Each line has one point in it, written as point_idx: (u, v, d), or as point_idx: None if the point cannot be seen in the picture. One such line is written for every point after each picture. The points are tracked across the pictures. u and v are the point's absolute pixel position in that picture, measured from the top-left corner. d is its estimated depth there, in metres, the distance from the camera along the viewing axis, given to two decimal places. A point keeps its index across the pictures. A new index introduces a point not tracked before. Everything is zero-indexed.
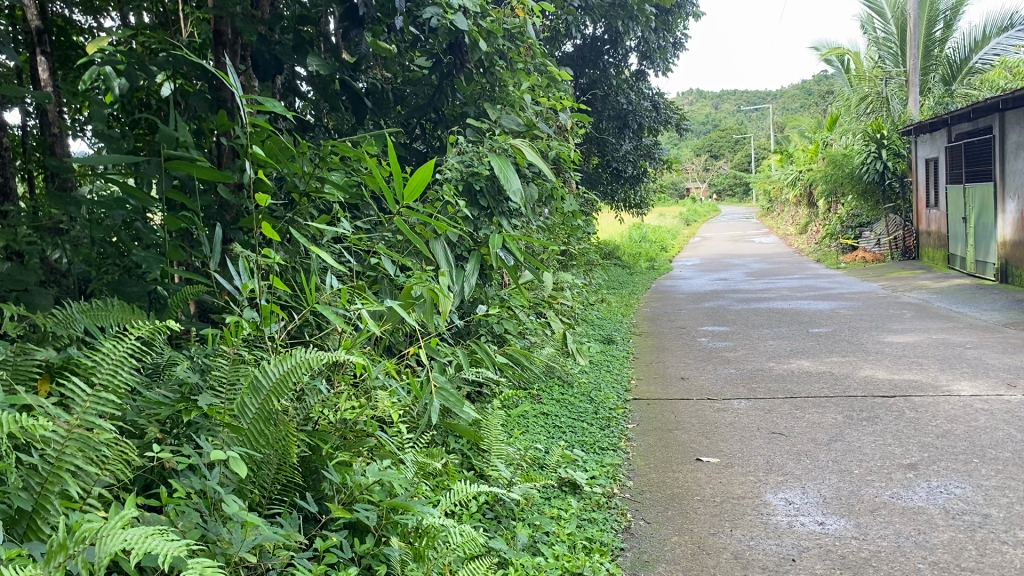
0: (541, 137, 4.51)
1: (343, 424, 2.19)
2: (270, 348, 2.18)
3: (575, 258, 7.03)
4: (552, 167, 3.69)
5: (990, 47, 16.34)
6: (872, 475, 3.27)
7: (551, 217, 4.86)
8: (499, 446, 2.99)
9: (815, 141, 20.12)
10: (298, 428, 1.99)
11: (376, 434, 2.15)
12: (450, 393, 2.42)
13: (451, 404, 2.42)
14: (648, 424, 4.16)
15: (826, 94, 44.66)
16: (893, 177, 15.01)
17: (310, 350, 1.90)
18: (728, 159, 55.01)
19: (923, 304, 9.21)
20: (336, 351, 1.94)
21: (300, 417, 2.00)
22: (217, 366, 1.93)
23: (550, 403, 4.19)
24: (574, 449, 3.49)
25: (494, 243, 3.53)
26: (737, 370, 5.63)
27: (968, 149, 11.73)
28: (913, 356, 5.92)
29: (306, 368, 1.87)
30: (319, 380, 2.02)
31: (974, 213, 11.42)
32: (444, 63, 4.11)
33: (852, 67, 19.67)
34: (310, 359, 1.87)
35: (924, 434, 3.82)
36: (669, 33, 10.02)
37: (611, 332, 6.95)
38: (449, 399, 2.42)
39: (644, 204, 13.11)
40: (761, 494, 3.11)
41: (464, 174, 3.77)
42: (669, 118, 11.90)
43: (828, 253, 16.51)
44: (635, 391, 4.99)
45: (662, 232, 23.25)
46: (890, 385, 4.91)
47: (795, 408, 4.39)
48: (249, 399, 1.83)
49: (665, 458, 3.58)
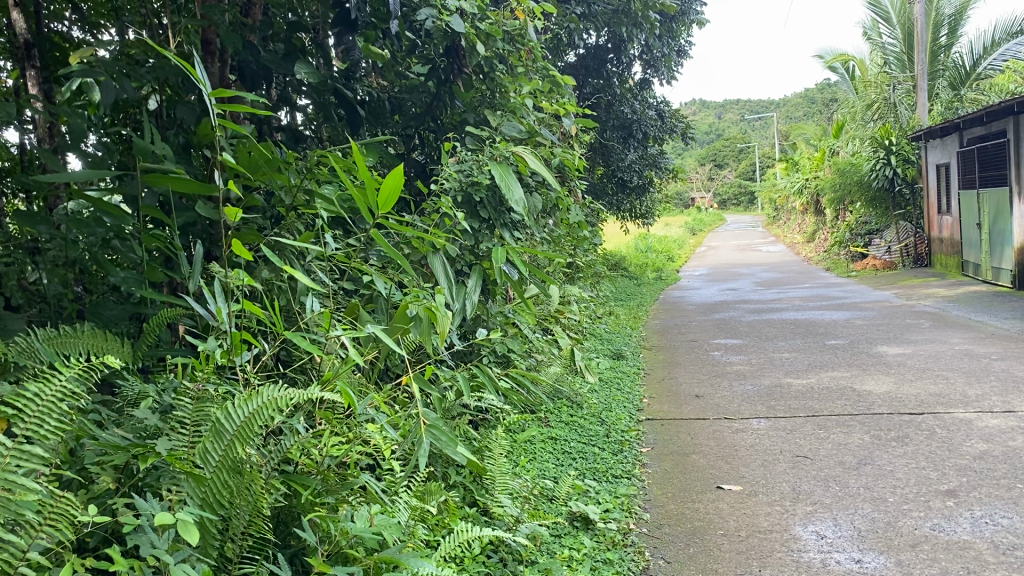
0: (546, 145, 4.28)
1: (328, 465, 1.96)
2: (241, 381, 1.96)
3: (581, 270, 6.79)
4: (558, 177, 3.44)
5: (999, 53, 16.10)
6: (909, 504, 3.02)
7: (556, 229, 4.63)
8: (504, 481, 2.78)
9: (821, 149, 19.90)
10: (272, 474, 1.78)
11: (359, 483, 1.89)
12: (441, 432, 2.11)
13: (444, 445, 2.10)
14: (663, 448, 3.92)
15: (831, 101, 44.43)
16: (903, 184, 14.75)
17: (279, 388, 1.71)
18: (733, 168, 54.85)
19: (941, 313, 8.94)
20: (307, 389, 1.74)
21: (273, 462, 1.78)
22: (179, 406, 1.72)
23: (559, 427, 3.95)
24: (585, 478, 3.25)
25: (497, 256, 3.31)
26: (753, 386, 5.38)
27: (981, 153, 11.47)
28: (937, 368, 5.65)
29: (274, 408, 1.67)
30: (293, 420, 1.80)
31: (989, 219, 11.15)
32: (440, 68, 3.91)
33: (857, 73, 19.47)
34: (277, 399, 1.67)
35: (959, 456, 3.56)
36: (673, 40, 9.80)
37: (620, 347, 6.70)
38: (440, 438, 2.10)
39: (649, 214, 12.88)
40: (789, 527, 2.86)
41: (464, 185, 3.55)
42: (674, 126, 11.66)
43: (838, 262, 16.26)
44: (648, 410, 4.75)
45: (668, 242, 23.04)
46: (917, 401, 4.65)
47: (818, 429, 4.14)
48: (211, 445, 1.64)
49: (683, 486, 3.35)
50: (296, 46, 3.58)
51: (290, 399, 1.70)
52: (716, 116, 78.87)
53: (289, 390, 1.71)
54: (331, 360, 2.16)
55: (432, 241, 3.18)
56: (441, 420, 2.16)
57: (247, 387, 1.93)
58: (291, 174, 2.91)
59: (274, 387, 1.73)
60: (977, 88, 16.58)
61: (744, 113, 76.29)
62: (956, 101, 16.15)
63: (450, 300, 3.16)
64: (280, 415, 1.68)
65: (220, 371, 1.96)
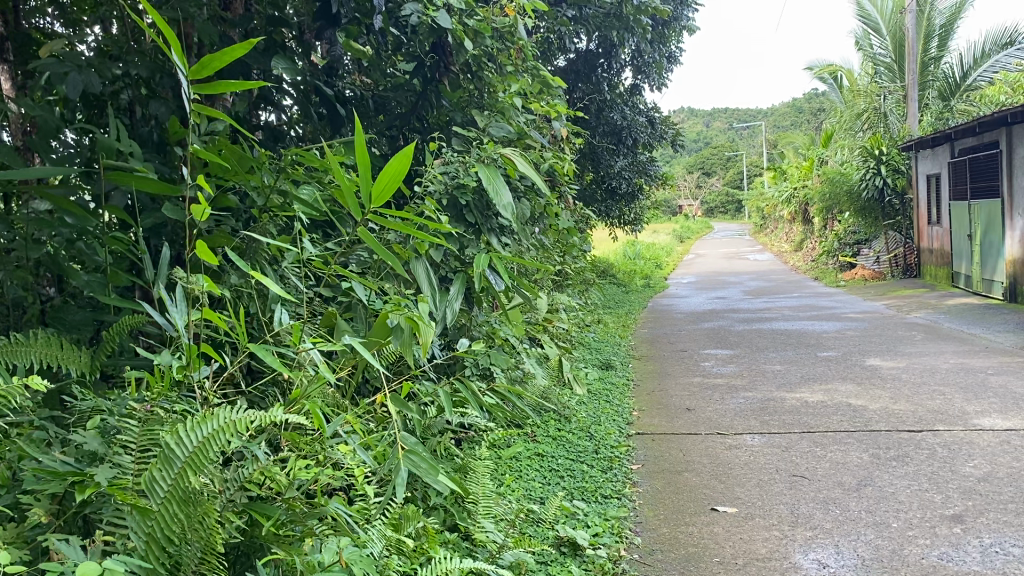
0: (535, 148, 4.11)
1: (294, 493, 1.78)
2: (198, 399, 1.78)
3: (570, 278, 6.63)
4: (547, 181, 3.28)
5: (989, 64, 16.08)
6: (913, 530, 2.87)
7: (545, 236, 4.47)
8: (487, 504, 2.61)
9: (810, 159, 19.86)
10: (228, 504, 1.60)
11: (326, 517, 1.71)
12: (419, 457, 1.95)
13: (423, 472, 1.93)
14: (654, 465, 3.76)
15: (820, 111, 44.50)
16: (893, 194, 14.64)
17: (237, 410, 1.53)
18: (721, 177, 54.93)
19: (933, 325, 8.82)
20: (268, 411, 1.57)
21: (229, 492, 1.60)
22: (125, 429, 1.54)
23: (546, 443, 3.78)
24: (573, 499, 3.08)
25: (482, 263, 3.14)
26: (746, 399, 5.22)
27: (973, 164, 11.39)
28: (933, 383, 5.51)
29: (231, 433, 1.49)
30: (254, 446, 1.63)
31: (981, 230, 11.05)
32: (426, 66, 3.75)
33: (847, 83, 19.45)
34: (235, 423, 1.49)
35: (963, 477, 3.41)
36: (664, 46, 9.68)
37: (609, 357, 6.54)
38: (419, 465, 1.93)
39: (638, 221, 12.75)
40: (789, 554, 2.70)
41: (449, 187, 3.36)
42: (664, 133, 11.53)
43: (826, 271, 16.17)
44: (638, 424, 4.58)
45: (656, 250, 22.94)
46: (915, 417, 4.51)
47: (815, 446, 3.98)
48: (159, 474, 1.45)
49: (675, 507, 3.19)
50: (276, 40, 3.40)
51: (249, 421, 1.53)
52: (704, 124, 79.02)
53: (249, 413, 1.54)
54: (300, 377, 1.98)
55: (413, 247, 3.00)
56: (417, 444, 2.00)
57: (204, 407, 1.76)
58: (265, 174, 2.76)
59: (232, 410, 1.56)
60: (966, 100, 16.52)
61: (732, 121, 76.40)
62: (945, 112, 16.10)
63: (431, 308, 2.99)
64: (238, 440, 1.50)
65: (175, 387, 1.78)
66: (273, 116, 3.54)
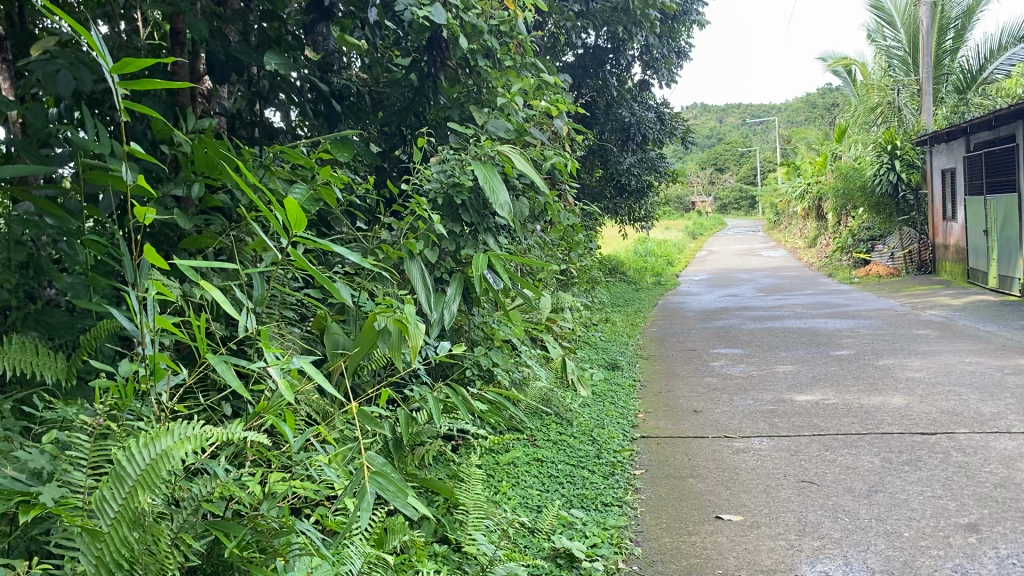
0: (535, 145, 4.00)
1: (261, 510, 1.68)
2: (156, 414, 1.70)
3: (576, 276, 6.52)
4: (546, 179, 3.18)
5: (1006, 57, 15.83)
6: (926, 540, 2.75)
7: (546, 235, 4.37)
8: (478, 515, 2.51)
9: (823, 154, 19.65)
10: (183, 527, 1.50)
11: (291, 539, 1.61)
12: (388, 480, 1.73)
13: (391, 496, 1.71)
14: (658, 470, 3.65)
15: (834, 105, 44.11)
16: (907, 189, 14.43)
17: (193, 425, 1.43)
18: (733, 173, 54.64)
19: (947, 323, 8.65)
20: (226, 426, 1.48)
21: (186, 512, 1.50)
22: (74, 444, 1.45)
23: (547, 448, 3.69)
24: (572, 508, 2.98)
25: (479, 263, 3.01)
26: (755, 400, 5.10)
27: (989, 159, 11.19)
28: (948, 383, 5.37)
29: (187, 448, 1.39)
30: (214, 464, 1.54)
31: (997, 226, 10.85)
32: (421, 64, 3.65)
33: (861, 77, 19.22)
34: (190, 437, 1.39)
35: (979, 483, 3.29)
36: (673, 40, 9.55)
37: (616, 357, 6.43)
38: (387, 489, 1.71)
39: (648, 218, 12.60)
40: (795, 566, 2.59)
41: (445, 185, 3.25)
42: (674, 128, 11.37)
43: (839, 267, 15.99)
44: (643, 426, 4.48)
45: (667, 246, 22.75)
46: (929, 419, 4.38)
47: (825, 450, 3.87)
48: (110, 493, 1.36)
49: (678, 516, 3.08)
50: (269, 37, 3.28)
51: (207, 437, 1.43)
52: (717, 120, 78.62)
53: (208, 427, 1.44)
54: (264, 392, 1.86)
55: (406, 246, 2.89)
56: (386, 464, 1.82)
57: (163, 423, 1.67)
58: (250, 172, 2.66)
59: (188, 424, 1.46)
60: (982, 93, 16.28)
61: (745, 117, 75.97)
62: (961, 106, 15.85)
63: (425, 309, 2.87)
64: (194, 456, 1.40)
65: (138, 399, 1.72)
66: (278, 116, 3.48)
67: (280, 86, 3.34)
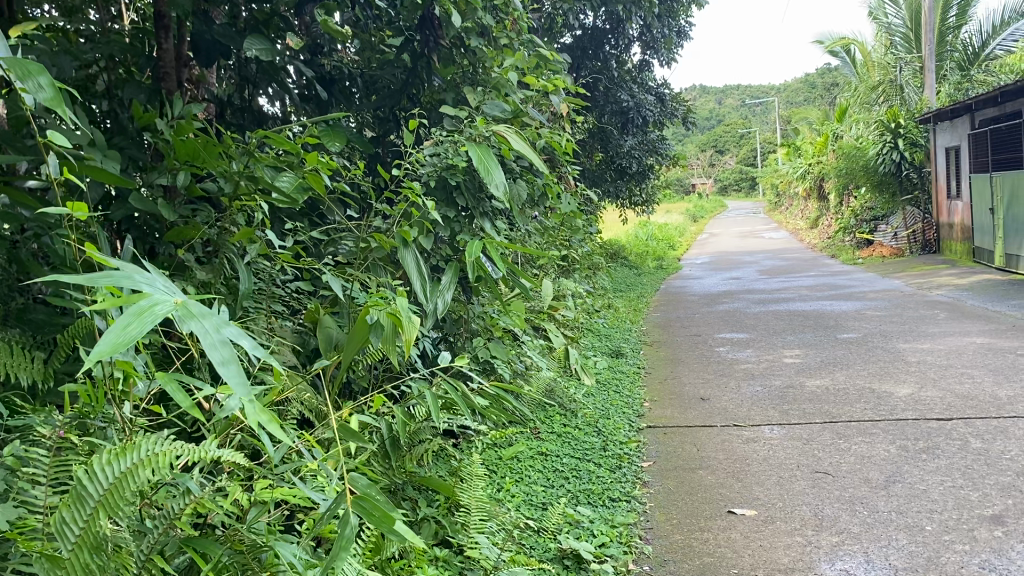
0: (534, 126, 3.84)
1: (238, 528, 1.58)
2: (121, 428, 1.60)
3: (577, 263, 6.39)
4: (544, 162, 3.03)
5: (1008, 33, 15.62)
6: (950, 534, 2.63)
7: (545, 220, 4.23)
8: (480, 517, 2.39)
9: (825, 134, 19.46)
10: (148, 550, 1.40)
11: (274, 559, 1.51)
12: (373, 505, 1.50)
13: (376, 523, 1.48)
14: (666, 462, 3.53)
15: (834, 84, 43.80)
16: (910, 168, 14.25)
17: (162, 440, 1.34)
18: (733, 155, 54.36)
19: (955, 303, 8.51)
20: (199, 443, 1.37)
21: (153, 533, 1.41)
22: (33, 459, 1.36)
23: (551, 440, 3.58)
24: (578, 506, 2.86)
25: (473, 249, 2.81)
26: (763, 387, 4.98)
27: (995, 136, 11.00)
28: (960, 365, 5.24)
29: (152, 467, 1.29)
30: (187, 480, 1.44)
31: (1003, 204, 10.67)
32: (413, 42, 3.46)
33: (861, 56, 19.02)
34: (157, 456, 1.29)
35: (1000, 472, 3.16)
36: (672, 20, 9.36)
37: (620, 344, 6.31)
38: (371, 515, 1.49)
39: (650, 202, 12.45)
40: (814, 565, 2.47)
41: (438, 168, 3.12)
42: (675, 110, 11.20)
43: (843, 249, 15.83)
44: (649, 415, 4.36)
45: (669, 230, 22.58)
46: (944, 404, 4.25)
47: (838, 438, 3.74)
48: (70, 514, 1.26)
49: (689, 511, 2.95)
50: (258, 21, 3.12)
51: (174, 454, 1.33)
52: (716, 101, 78.29)
53: (175, 444, 1.34)
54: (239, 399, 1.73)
55: (399, 234, 2.74)
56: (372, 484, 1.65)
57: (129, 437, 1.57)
58: (234, 160, 2.47)
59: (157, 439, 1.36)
60: (986, 70, 16.06)
61: (744, 98, 75.51)
62: (965, 83, 15.65)
63: (422, 301, 2.73)
64: (161, 475, 1.31)
65: (103, 413, 1.59)
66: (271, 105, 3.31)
67: (269, 71, 3.14)
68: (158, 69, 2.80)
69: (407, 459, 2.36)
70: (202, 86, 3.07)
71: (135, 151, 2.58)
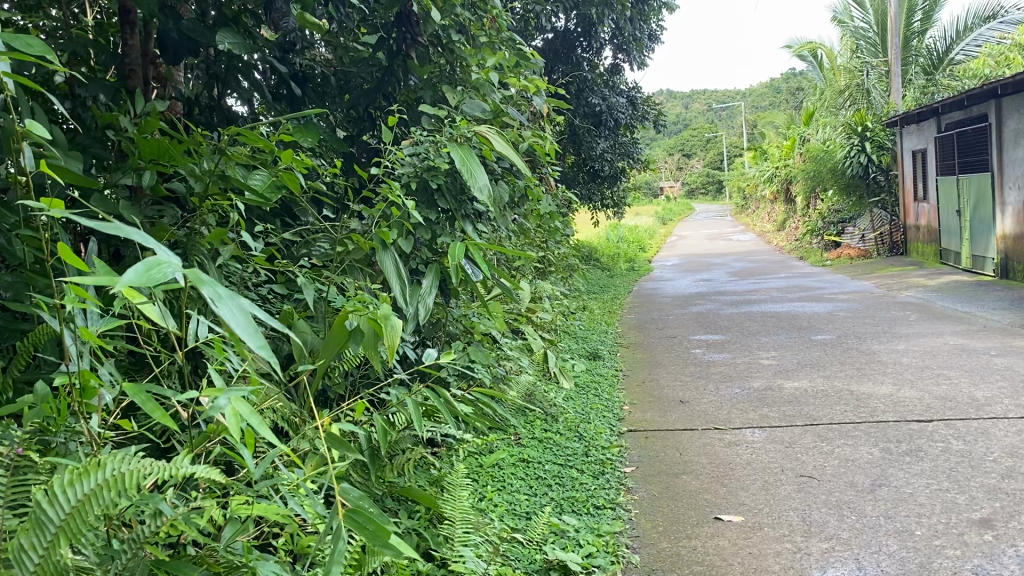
0: (513, 126, 3.76)
1: (212, 547, 1.51)
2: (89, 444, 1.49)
3: (553, 265, 6.33)
4: (526, 163, 2.96)
5: (972, 38, 15.83)
6: (940, 539, 2.59)
7: (523, 221, 4.16)
8: (463, 529, 2.31)
9: (792, 138, 19.61)
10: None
11: None
12: (366, 517, 1.41)
13: (370, 537, 1.40)
14: (649, 467, 3.47)
15: (798, 89, 44.27)
16: (878, 170, 14.37)
17: (130, 461, 1.27)
18: (701, 159, 54.70)
19: (926, 304, 8.57)
20: (171, 463, 1.30)
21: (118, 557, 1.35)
22: None
23: (532, 446, 3.50)
24: (563, 514, 2.78)
25: (454, 252, 2.74)
26: (742, 389, 4.94)
27: (961, 139, 11.11)
28: (937, 367, 5.24)
29: (119, 490, 1.23)
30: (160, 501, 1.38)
31: (971, 206, 10.78)
32: (389, 38, 3.37)
33: (828, 61, 19.20)
34: (124, 477, 1.23)
35: (985, 474, 3.14)
36: (645, 23, 9.34)
37: (596, 346, 6.25)
38: (365, 528, 1.41)
39: (621, 204, 12.43)
40: (805, 572, 2.41)
41: (418, 169, 3.03)
42: (646, 113, 11.19)
43: (811, 250, 15.94)
44: (629, 419, 4.29)
45: (639, 233, 22.62)
46: (924, 405, 4.23)
47: (820, 441, 3.71)
48: (28, 542, 1.20)
49: (675, 518, 2.89)
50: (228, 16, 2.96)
51: (143, 474, 1.27)
52: (683, 105, 78.75)
53: (143, 463, 1.28)
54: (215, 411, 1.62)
55: (377, 235, 2.67)
56: (364, 498, 1.54)
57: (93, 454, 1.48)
58: (204, 158, 2.39)
59: (125, 459, 1.29)
60: (950, 74, 16.26)
61: (710, 102, 76.13)
62: (931, 87, 15.82)
63: (401, 304, 2.64)
64: (127, 499, 1.24)
65: (64, 429, 1.49)
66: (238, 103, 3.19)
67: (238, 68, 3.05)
68: (122, 67, 2.69)
69: (387, 471, 2.27)
70: (169, 85, 2.99)
71: (100, 150, 2.47)
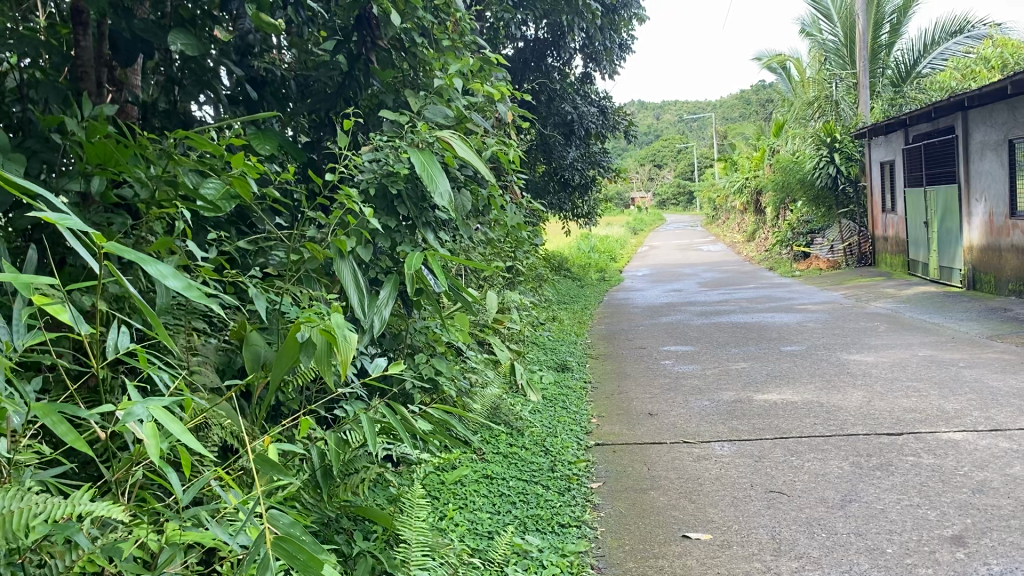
0: (478, 133, 3.67)
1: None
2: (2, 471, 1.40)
3: (522, 275, 6.24)
4: (490, 170, 2.89)
5: (939, 52, 16.02)
6: (911, 557, 2.53)
7: (489, 231, 4.07)
8: (420, 551, 2.21)
9: (762, 149, 19.73)
10: None
11: None
12: (297, 546, 1.39)
13: (302, 567, 1.37)
14: (616, 482, 3.39)
15: (767, 101, 44.67)
16: (846, 182, 14.46)
17: (20, 499, 1.25)
18: (672, 169, 54.97)
19: (894, 315, 8.59)
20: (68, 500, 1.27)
21: None
22: None
23: (496, 462, 3.41)
24: (526, 534, 2.69)
25: (413, 262, 2.64)
26: (711, 401, 4.88)
27: (927, 151, 11.19)
28: (906, 379, 5.22)
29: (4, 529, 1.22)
30: (75, 533, 1.31)
31: (938, 217, 10.86)
32: (350, 42, 3.27)
33: (797, 74, 19.36)
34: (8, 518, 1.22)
35: (957, 489, 3.09)
36: (615, 32, 9.32)
37: (565, 357, 6.17)
38: (297, 558, 1.38)
39: (592, 214, 12.38)
40: None
41: (378, 176, 2.93)
42: (617, 123, 11.15)
43: (781, 261, 15.99)
44: (597, 432, 4.21)
45: (610, 242, 22.59)
46: (894, 418, 4.19)
47: (790, 455, 3.65)
48: None
49: (642, 536, 2.81)
50: (182, 17, 2.83)
51: (36, 511, 1.24)
52: (655, 116, 79.22)
53: (36, 500, 1.26)
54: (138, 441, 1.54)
55: (334, 243, 2.57)
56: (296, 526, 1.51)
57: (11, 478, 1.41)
58: (154, 163, 2.28)
59: (18, 495, 1.27)
60: (917, 87, 16.42)
61: (681, 112, 76.62)
62: (898, 99, 15.98)
63: (358, 316, 2.54)
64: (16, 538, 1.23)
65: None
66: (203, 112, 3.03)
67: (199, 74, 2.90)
68: (74, 68, 2.59)
69: (340, 490, 2.17)
70: (126, 88, 2.83)
71: (50, 155, 2.28)
